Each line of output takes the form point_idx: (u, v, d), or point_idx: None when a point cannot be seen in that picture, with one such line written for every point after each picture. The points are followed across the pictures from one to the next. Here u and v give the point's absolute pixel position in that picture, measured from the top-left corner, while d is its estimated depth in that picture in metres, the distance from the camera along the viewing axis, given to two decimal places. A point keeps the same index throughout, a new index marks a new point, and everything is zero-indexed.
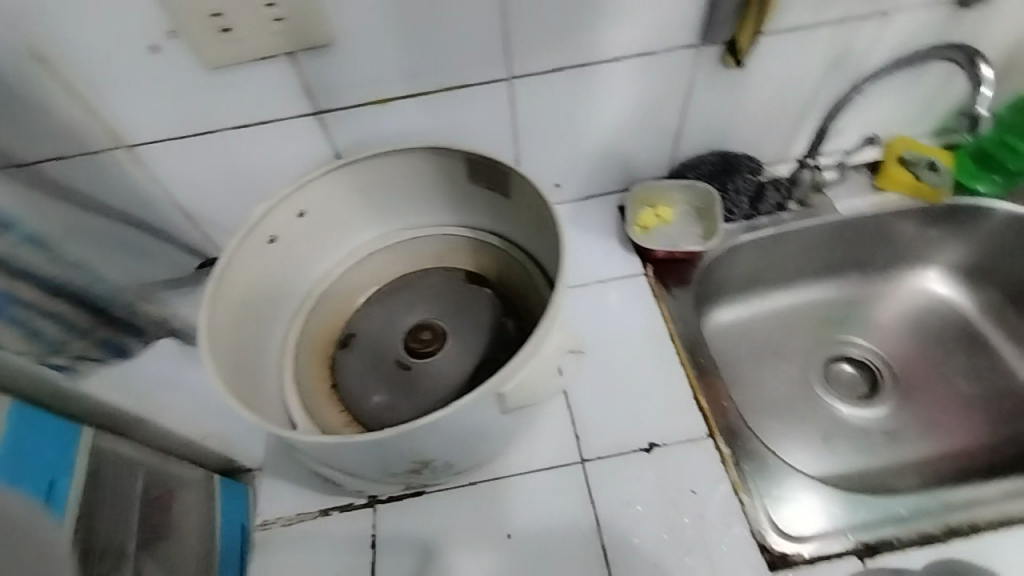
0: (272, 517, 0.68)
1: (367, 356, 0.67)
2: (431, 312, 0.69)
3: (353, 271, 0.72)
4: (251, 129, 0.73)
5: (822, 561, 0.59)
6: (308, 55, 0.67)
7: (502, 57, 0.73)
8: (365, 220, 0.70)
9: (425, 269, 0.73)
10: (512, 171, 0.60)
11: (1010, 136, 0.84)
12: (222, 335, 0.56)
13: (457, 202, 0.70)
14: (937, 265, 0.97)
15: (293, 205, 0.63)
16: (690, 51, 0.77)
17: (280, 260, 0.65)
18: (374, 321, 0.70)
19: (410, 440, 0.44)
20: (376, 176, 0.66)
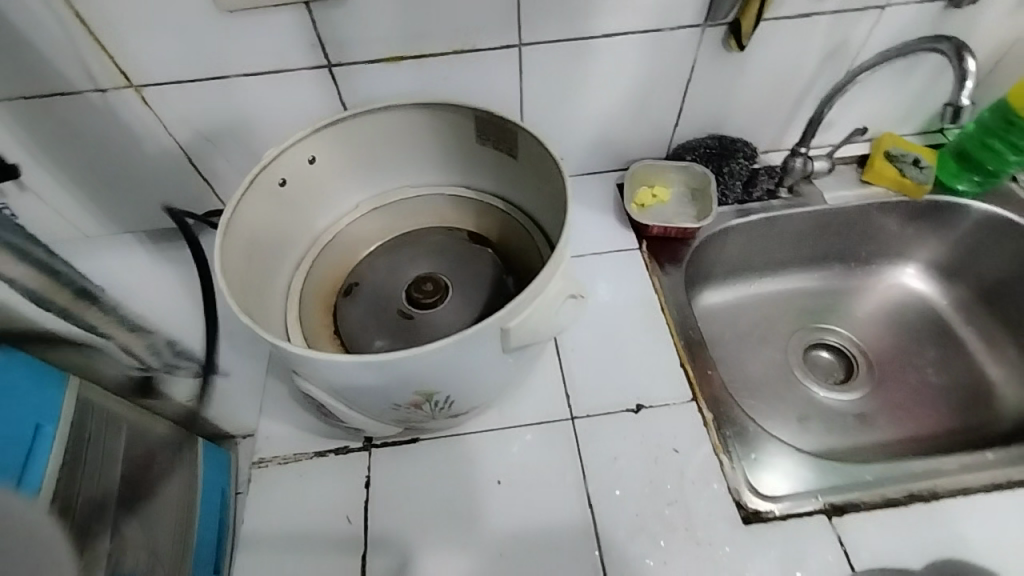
0: (268, 455, 0.69)
1: (369, 304, 0.69)
2: (433, 267, 0.71)
3: (359, 225, 0.73)
4: (263, 78, 0.74)
5: (792, 519, 0.61)
6: (323, 5, 0.68)
7: (515, 22, 0.74)
8: (374, 174, 0.72)
9: (429, 227, 0.75)
10: (519, 129, 0.62)
11: (989, 136, 0.87)
12: (233, 269, 0.58)
13: (464, 161, 0.71)
14: (914, 260, 1.02)
15: (306, 151, 0.64)
16: (693, 32, 0.79)
17: (289, 205, 0.66)
18: (378, 272, 0.72)
19: (416, 366, 0.47)
20: (387, 129, 0.67)
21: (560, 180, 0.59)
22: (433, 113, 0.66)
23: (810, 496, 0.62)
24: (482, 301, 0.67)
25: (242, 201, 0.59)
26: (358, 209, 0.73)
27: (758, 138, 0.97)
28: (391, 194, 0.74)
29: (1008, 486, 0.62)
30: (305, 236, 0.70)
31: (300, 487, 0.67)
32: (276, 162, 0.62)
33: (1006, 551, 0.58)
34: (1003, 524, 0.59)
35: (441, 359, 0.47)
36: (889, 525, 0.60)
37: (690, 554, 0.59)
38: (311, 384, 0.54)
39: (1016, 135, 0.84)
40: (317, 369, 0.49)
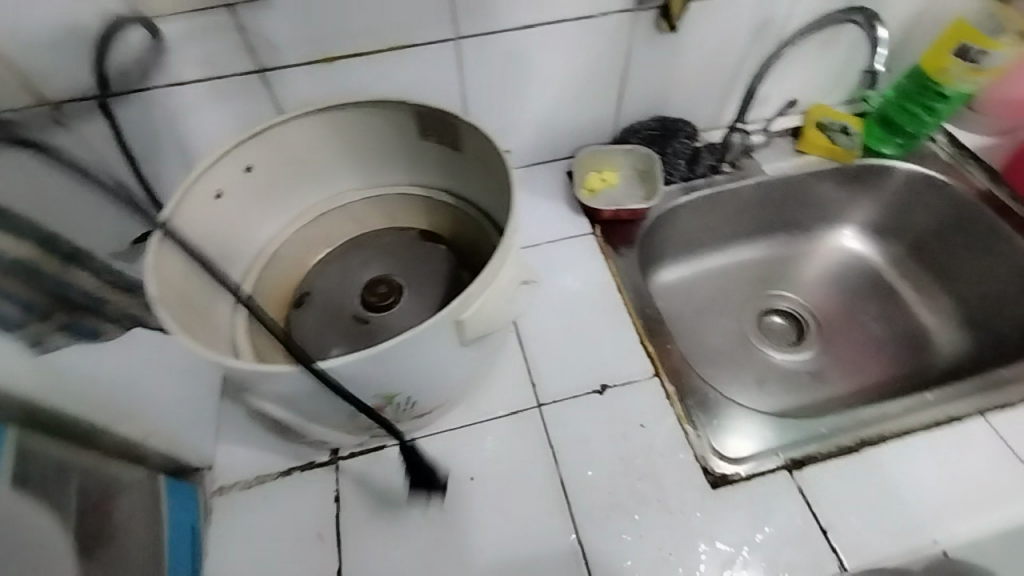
0: (229, 481, 0.67)
1: (323, 312, 0.67)
2: (386, 269, 0.70)
3: (305, 232, 0.71)
4: (190, 87, 0.71)
5: (757, 478, 0.63)
6: (246, 8, 0.65)
7: (448, 15, 0.73)
8: (316, 179, 0.70)
9: (378, 229, 0.74)
10: (460, 122, 0.61)
11: (906, 100, 0.93)
12: (171, 287, 0.55)
13: (408, 159, 0.70)
14: (851, 223, 1.07)
15: (241, 160, 0.62)
16: (626, 15, 0.80)
17: (228, 217, 0.63)
18: (328, 279, 0.70)
19: (371, 366, 0.46)
20: (325, 132, 0.66)
21: (505, 170, 0.59)
22: (372, 111, 0.64)
23: (770, 455, 0.65)
24: (440, 298, 0.66)
25: (175, 215, 0.56)
26: (303, 216, 0.71)
27: (698, 116, 1.00)
28: (336, 198, 0.72)
29: (949, 424, 0.66)
30: (250, 248, 0.68)
31: (267, 507, 0.65)
32: (210, 173, 0.59)
33: (951, 485, 0.62)
34: (945, 460, 0.63)
35: (397, 357, 0.47)
36: (845, 473, 0.63)
37: (664, 525, 0.61)
38: (266, 400, 0.52)
39: (928, 98, 0.90)
40: (269, 382, 0.47)
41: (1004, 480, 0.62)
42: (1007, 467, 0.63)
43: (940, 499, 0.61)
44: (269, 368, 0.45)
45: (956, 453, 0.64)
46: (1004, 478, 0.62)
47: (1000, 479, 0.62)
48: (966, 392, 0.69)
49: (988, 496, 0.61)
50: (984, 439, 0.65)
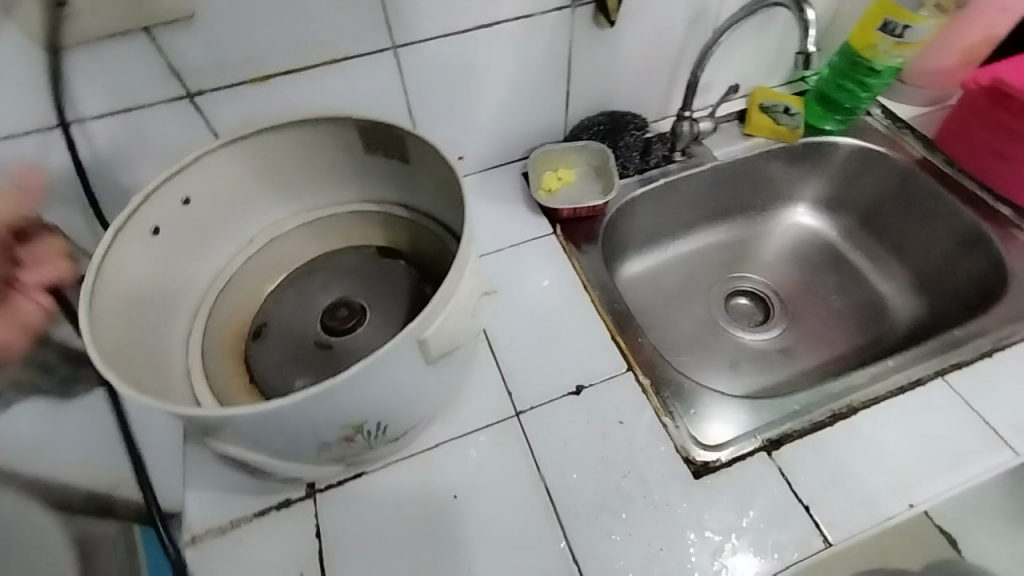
0: (199, 530, 0.63)
1: (282, 342, 0.64)
2: (345, 290, 0.67)
3: (255, 261, 0.68)
4: (115, 118, 0.67)
5: (738, 462, 0.64)
6: (167, 31, 0.62)
7: (384, 25, 0.71)
8: (261, 204, 0.67)
9: (334, 250, 0.71)
10: (406, 132, 0.59)
11: (840, 78, 0.96)
12: (109, 336, 0.51)
13: (357, 175, 0.68)
14: (803, 200, 1.10)
15: (175, 192, 0.58)
16: (563, 13, 0.80)
17: (167, 254, 0.60)
18: (285, 307, 0.67)
19: (334, 397, 0.44)
20: (265, 155, 0.63)
21: (457, 178, 0.58)
22: (312, 129, 0.62)
23: (749, 437, 0.65)
24: (403, 314, 0.64)
25: (107, 258, 0.52)
26: (252, 244, 0.68)
27: (646, 107, 1.01)
28: (285, 222, 0.69)
29: (910, 388, 0.68)
30: (196, 284, 0.64)
31: (242, 555, 0.61)
32: (141, 209, 0.55)
33: (919, 447, 0.64)
34: (912, 423, 0.66)
35: (361, 385, 0.45)
36: (821, 446, 0.64)
37: (653, 520, 0.61)
38: (226, 445, 0.49)
39: (861, 73, 0.93)
40: (227, 426, 0.44)
41: (967, 436, 0.65)
42: (968, 423, 0.65)
43: (910, 461, 0.63)
44: (223, 412, 0.42)
45: (920, 415, 0.66)
46: (965, 434, 0.65)
47: (962, 435, 0.64)
48: (923, 354, 0.71)
49: (954, 453, 0.63)
50: (944, 399, 0.67)
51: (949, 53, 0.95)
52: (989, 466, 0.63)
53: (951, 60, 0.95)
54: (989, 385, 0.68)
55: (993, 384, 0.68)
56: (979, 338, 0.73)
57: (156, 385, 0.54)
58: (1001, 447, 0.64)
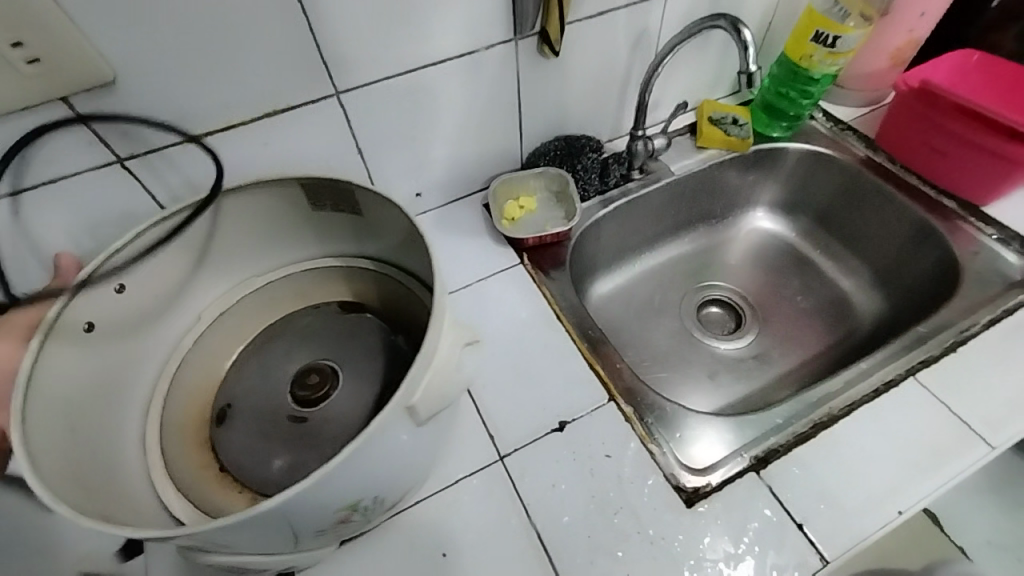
0: None
1: (251, 420, 0.60)
2: (312, 355, 0.64)
3: (208, 337, 0.64)
4: (41, 190, 0.63)
5: (727, 485, 0.63)
6: (91, 97, 0.59)
7: (324, 72, 0.70)
8: (207, 276, 0.63)
9: (292, 312, 0.68)
10: (354, 186, 0.58)
11: (782, 87, 0.99)
12: (54, 451, 0.46)
13: (308, 233, 0.65)
14: (760, 205, 1.12)
15: (106, 282, 0.54)
16: (508, 46, 0.80)
17: (106, 348, 0.55)
18: (249, 381, 0.63)
19: (331, 483, 0.41)
20: (204, 229, 0.60)
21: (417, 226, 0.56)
22: (254, 193, 0.59)
23: (738, 458, 0.65)
24: (383, 371, 0.61)
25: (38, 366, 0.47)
26: (203, 320, 0.64)
27: (599, 129, 1.02)
28: (236, 290, 0.66)
29: (884, 390, 0.69)
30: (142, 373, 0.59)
31: None
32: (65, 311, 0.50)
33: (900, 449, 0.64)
34: (891, 428, 0.66)
35: (352, 467, 0.42)
36: (807, 459, 0.64)
37: (649, 558, 0.59)
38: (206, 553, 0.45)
39: (801, 82, 0.96)
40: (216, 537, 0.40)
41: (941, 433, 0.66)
42: (943, 422, 0.67)
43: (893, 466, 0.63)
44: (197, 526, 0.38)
45: (898, 417, 0.67)
46: (942, 433, 0.66)
47: (938, 433, 0.66)
48: (891, 354, 0.73)
49: (935, 454, 0.64)
50: (917, 398, 0.69)
51: (878, 58, 0.99)
52: (968, 463, 0.64)
53: (881, 65, 1.00)
54: (954, 379, 0.70)
55: (959, 378, 0.70)
56: (941, 334, 0.75)
57: (115, 493, 0.49)
58: (976, 443, 0.65)
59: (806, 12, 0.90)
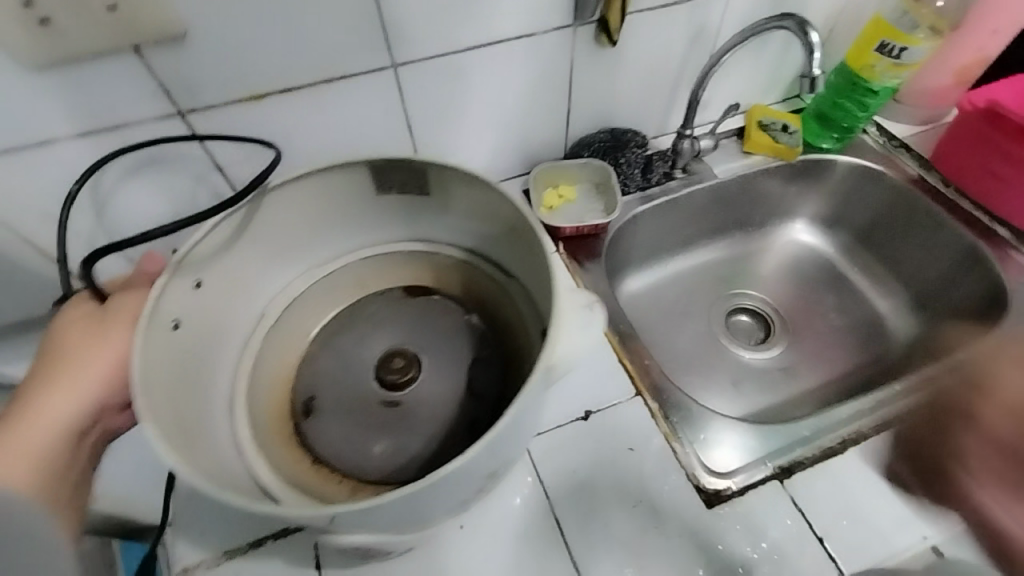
0: (193, 561, 0.61)
1: (343, 411, 0.55)
2: (391, 342, 0.58)
3: (276, 331, 0.56)
4: (105, 136, 0.64)
5: (749, 491, 0.63)
6: (159, 49, 0.60)
7: (382, 42, 0.70)
8: (275, 264, 0.55)
9: (353, 303, 0.60)
10: (429, 165, 0.51)
11: (839, 97, 0.96)
12: (181, 449, 0.42)
13: (369, 220, 0.57)
14: (800, 217, 1.10)
15: (184, 274, 0.47)
16: (565, 32, 0.79)
17: (195, 344, 0.49)
18: (326, 373, 0.57)
19: (496, 441, 0.41)
20: (271, 220, 0.52)
21: (505, 208, 0.50)
22: (319, 179, 0.51)
23: (768, 468, 0.64)
24: (469, 355, 0.57)
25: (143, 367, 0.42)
26: (269, 316, 0.56)
27: (644, 125, 1.01)
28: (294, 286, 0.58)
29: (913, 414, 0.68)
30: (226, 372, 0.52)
31: None
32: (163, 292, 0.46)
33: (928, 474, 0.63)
34: (922, 451, 0.65)
35: (508, 427, 0.42)
36: (831, 474, 0.64)
37: (665, 554, 0.59)
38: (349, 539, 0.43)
39: (859, 93, 0.93)
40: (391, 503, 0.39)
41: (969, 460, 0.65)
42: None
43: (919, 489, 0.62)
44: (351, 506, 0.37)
45: (926, 440, 0.66)
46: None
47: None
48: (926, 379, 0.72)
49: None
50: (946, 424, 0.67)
51: (942, 75, 0.96)
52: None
53: (945, 82, 0.96)
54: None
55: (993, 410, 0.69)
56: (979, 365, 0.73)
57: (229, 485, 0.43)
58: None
59: (873, 23, 0.88)
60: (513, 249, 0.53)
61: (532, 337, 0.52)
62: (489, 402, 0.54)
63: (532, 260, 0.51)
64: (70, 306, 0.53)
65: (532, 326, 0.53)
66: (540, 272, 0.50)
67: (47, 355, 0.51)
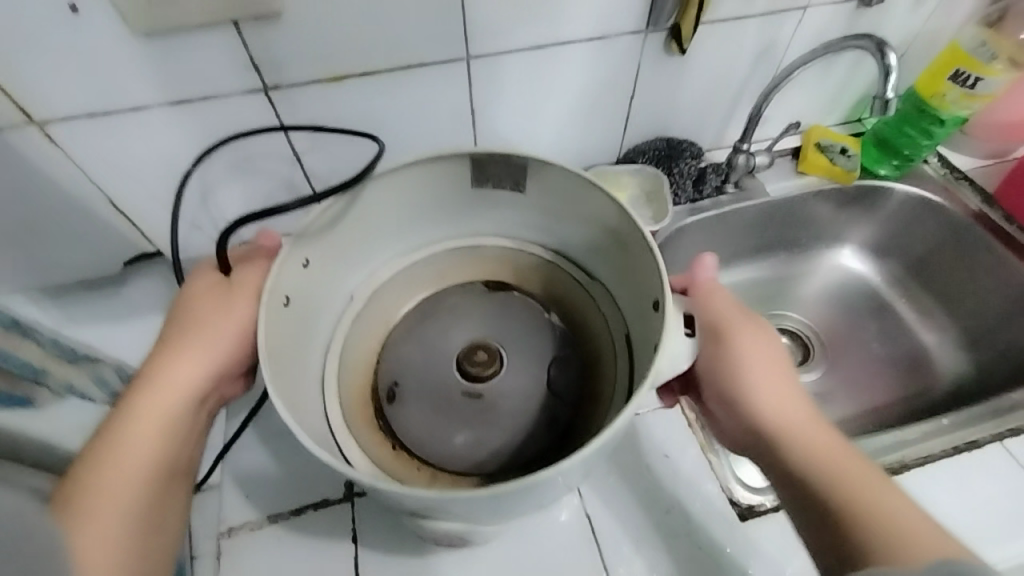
0: (237, 522, 0.66)
1: (425, 400, 0.52)
2: (473, 335, 0.55)
3: (363, 315, 0.55)
4: (192, 105, 0.67)
5: (785, 508, 0.63)
6: (253, 26, 0.62)
7: (459, 35, 0.71)
8: (367, 251, 0.54)
9: (434, 293, 0.58)
10: (529, 163, 0.49)
11: (905, 124, 0.94)
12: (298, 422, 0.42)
13: (462, 211, 0.55)
14: (849, 242, 1.09)
15: (296, 257, 0.47)
16: (637, 37, 0.79)
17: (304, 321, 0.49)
18: (407, 362, 0.54)
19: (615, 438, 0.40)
20: (371, 205, 0.50)
21: (609, 214, 0.49)
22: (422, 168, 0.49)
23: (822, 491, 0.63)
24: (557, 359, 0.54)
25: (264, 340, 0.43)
26: (356, 301, 0.54)
27: (702, 136, 1.00)
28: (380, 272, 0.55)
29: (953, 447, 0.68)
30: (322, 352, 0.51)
31: (281, 547, 0.64)
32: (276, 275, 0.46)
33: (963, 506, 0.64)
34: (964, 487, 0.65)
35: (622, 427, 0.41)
36: None
37: (695, 562, 0.60)
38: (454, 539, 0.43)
39: (926, 121, 0.91)
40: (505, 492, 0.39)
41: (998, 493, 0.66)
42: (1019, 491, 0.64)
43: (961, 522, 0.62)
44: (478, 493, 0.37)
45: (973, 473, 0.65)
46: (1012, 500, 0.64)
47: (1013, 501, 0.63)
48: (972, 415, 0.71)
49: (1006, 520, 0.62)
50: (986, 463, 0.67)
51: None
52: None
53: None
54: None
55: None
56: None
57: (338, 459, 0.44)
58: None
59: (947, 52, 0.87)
60: (611, 259, 0.52)
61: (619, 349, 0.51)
62: (569, 403, 0.52)
63: (637, 270, 0.49)
64: (196, 278, 0.56)
65: (623, 339, 0.51)
66: (645, 285, 0.48)
67: (173, 324, 0.55)
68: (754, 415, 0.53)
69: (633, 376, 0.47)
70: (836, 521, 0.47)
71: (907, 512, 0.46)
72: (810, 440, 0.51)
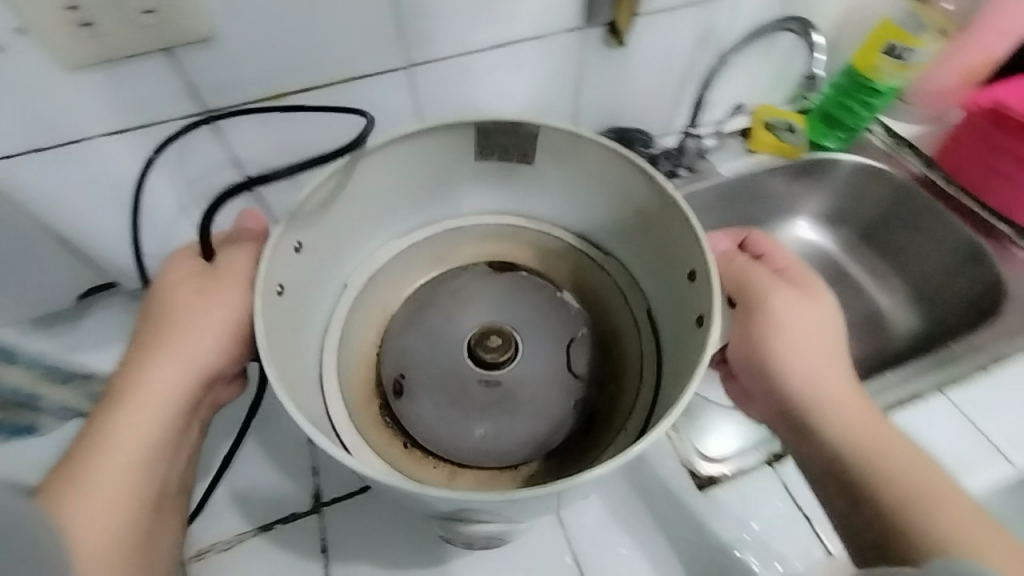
0: (207, 547, 0.65)
1: (438, 393, 0.46)
2: (483, 320, 0.48)
3: (363, 307, 0.49)
4: (127, 134, 0.62)
5: (742, 476, 0.66)
6: (187, 52, 0.58)
7: (399, 36, 0.66)
8: (359, 236, 0.48)
9: (433, 274, 0.51)
10: (543, 129, 0.44)
11: (844, 98, 0.99)
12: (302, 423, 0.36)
13: (464, 189, 0.50)
14: (804, 213, 1.13)
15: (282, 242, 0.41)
16: (575, 34, 0.77)
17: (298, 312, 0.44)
18: (415, 352, 0.47)
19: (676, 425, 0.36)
20: (381, 179, 0.46)
21: (635, 177, 0.45)
22: (434, 135, 0.45)
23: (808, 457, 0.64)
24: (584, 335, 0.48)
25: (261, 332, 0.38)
26: (347, 292, 0.48)
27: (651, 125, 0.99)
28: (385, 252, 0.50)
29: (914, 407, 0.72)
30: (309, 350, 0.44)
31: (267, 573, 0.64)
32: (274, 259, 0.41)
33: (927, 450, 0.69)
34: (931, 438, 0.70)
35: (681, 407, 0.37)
36: None
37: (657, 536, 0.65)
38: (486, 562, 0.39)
39: (865, 94, 0.97)
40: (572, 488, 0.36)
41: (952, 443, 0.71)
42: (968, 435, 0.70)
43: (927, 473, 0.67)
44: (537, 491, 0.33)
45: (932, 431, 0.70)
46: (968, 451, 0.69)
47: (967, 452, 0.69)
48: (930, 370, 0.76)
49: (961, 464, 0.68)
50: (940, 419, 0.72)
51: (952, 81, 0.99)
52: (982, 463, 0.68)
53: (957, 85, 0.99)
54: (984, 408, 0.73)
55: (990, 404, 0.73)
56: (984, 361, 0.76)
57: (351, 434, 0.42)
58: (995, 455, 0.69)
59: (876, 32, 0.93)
60: (633, 229, 0.47)
61: (646, 322, 0.47)
62: (592, 381, 0.47)
63: (674, 239, 0.44)
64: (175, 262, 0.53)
65: (658, 303, 0.46)
66: (681, 243, 0.43)
67: (147, 318, 0.51)
68: (787, 384, 0.51)
69: (676, 346, 0.43)
70: (861, 496, 0.48)
71: (926, 475, 0.47)
72: (845, 412, 0.50)
